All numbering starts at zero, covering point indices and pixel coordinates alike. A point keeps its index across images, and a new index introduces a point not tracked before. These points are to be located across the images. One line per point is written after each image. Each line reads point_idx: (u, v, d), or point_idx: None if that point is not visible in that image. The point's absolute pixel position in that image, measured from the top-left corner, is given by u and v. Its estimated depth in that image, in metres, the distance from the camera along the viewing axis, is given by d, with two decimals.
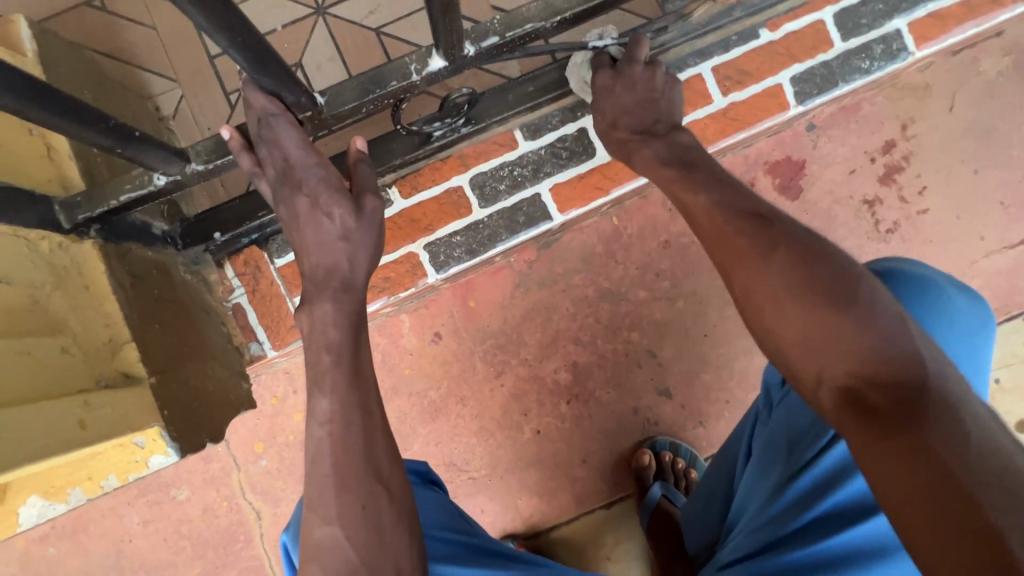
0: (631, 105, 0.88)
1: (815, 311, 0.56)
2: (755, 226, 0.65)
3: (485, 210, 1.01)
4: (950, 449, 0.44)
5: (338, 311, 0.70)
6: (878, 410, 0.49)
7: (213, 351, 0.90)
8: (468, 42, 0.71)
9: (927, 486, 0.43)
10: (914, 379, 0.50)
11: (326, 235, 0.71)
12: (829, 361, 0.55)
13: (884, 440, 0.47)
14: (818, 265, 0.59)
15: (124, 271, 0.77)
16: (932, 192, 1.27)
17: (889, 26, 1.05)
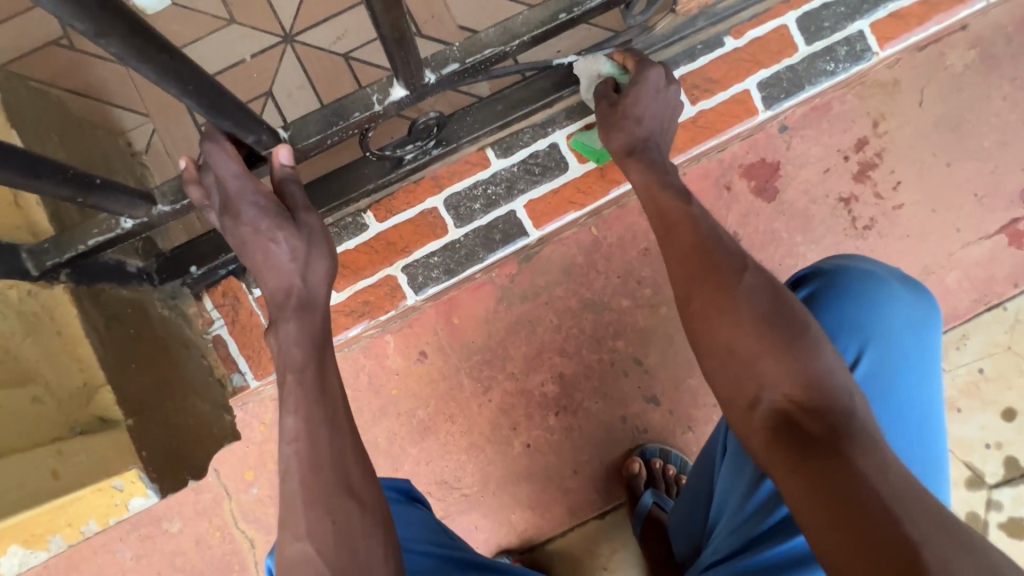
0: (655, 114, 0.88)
1: (768, 339, 0.65)
2: (722, 252, 0.73)
3: (460, 229, 1.02)
4: (880, 480, 0.53)
5: (304, 331, 0.70)
6: (810, 435, 0.58)
7: (193, 384, 0.90)
8: (428, 69, 0.72)
9: (844, 506, 0.51)
10: (839, 412, 0.60)
11: (274, 260, 0.69)
12: (770, 386, 0.63)
13: (815, 461, 0.56)
14: (778, 300, 0.68)
15: (97, 313, 0.77)
16: (907, 186, 1.28)
17: (852, 28, 1.06)
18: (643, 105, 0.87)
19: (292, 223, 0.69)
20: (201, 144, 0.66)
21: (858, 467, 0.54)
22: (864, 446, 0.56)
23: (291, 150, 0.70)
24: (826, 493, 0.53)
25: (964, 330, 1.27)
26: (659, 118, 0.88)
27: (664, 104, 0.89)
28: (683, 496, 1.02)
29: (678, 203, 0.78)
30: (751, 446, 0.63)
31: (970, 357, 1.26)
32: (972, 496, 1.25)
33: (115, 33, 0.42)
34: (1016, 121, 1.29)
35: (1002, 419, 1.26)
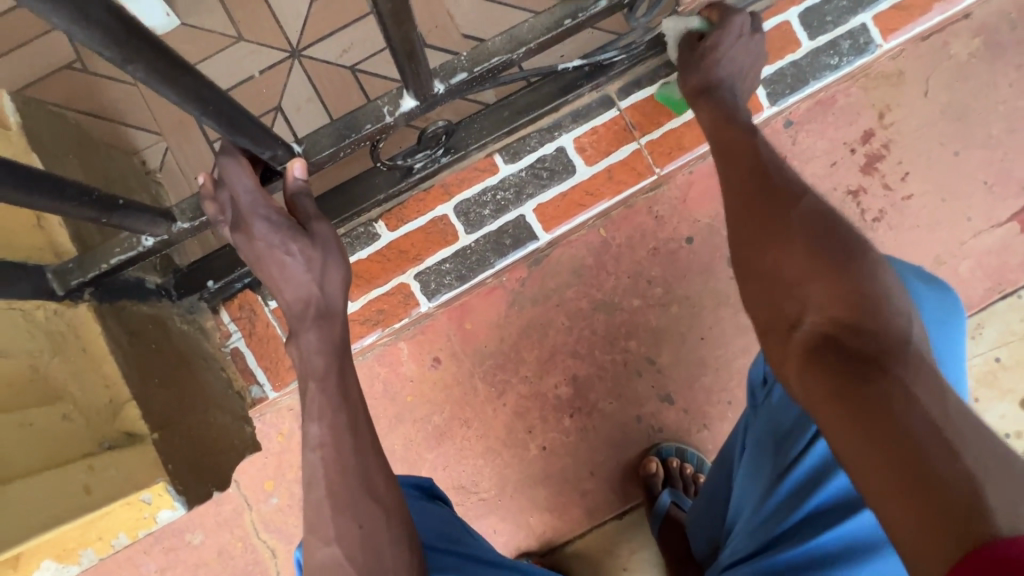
0: (739, 63, 0.87)
1: (820, 261, 0.61)
2: (774, 188, 0.71)
3: (471, 235, 1.03)
4: (928, 399, 0.46)
5: (323, 339, 0.71)
6: (850, 349, 0.53)
7: (212, 397, 0.91)
8: (437, 80, 0.73)
9: (872, 419, 0.47)
10: (893, 331, 0.54)
11: (288, 272, 0.70)
12: (814, 308, 0.60)
13: (850, 373, 0.51)
14: (833, 225, 0.64)
15: (120, 330, 0.78)
16: (915, 177, 1.28)
17: (854, 22, 1.06)
18: (725, 47, 0.86)
19: (305, 234, 0.70)
20: (217, 159, 0.67)
21: (902, 384, 0.48)
22: (913, 365, 0.50)
23: (304, 164, 0.71)
24: (854, 406, 0.49)
25: (979, 320, 1.26)
26: (740, 66, 0.87)
27: (751, 54, 0.88)
28: (702, 495, 1.01)
29: (745, 135, 0.80)
30: (788, 368, 0.60)
31: (987, 346, 1.25)
32: None
33: (136, 59, 0.43)
34: None
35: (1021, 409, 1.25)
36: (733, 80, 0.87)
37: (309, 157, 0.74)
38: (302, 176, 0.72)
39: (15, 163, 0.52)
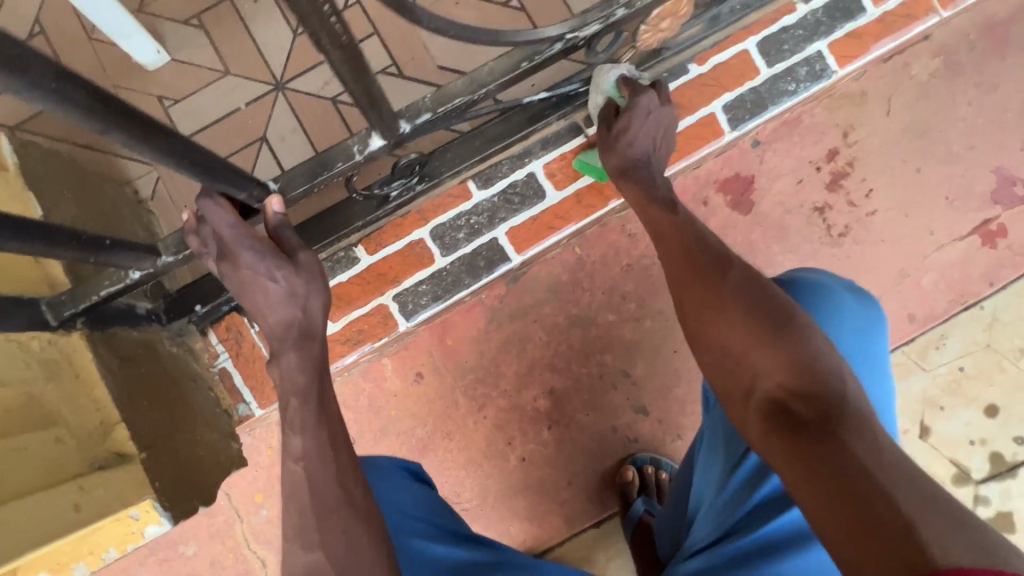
0: (654, 136, 0.96)
1: (760, 330, 0.70)
2: (714, 260, 0.81)
3: (446, 258, 1.08)
4: (863, 454, 0.57)
5: (303, 359, 0.76)
6: (801, 419, 0.63)
7: (201, 416, 0.97)
8: (403, 120, 0.78)
9: (829, 482, 0.56)
10: (830, 396, 0.64)
11: (271, 297, 0.74)
12: (762, 377, 0.69)
13: (807, 442, 0.60)
14: (763, 293, 0.74)
15: (111, 356, 0.84)
16: (879, 193, 1.33)
17: (810, 49, 1.11)
18: (641, 125, 0.94)
19: (290, 262, 0.74)
20: (197, 200, 0.70)
21: (847, 448, 0.58)
22: (852, 428, 0.61)
23: (281, 200, 0.75)
24: (812, 474, 0.58)
25: (943, 330, 1.31)
26: (653, 139, 0.96)
27: (663, 127, 0.97)
28: (670, 499, 1.06)
29: (667, 215, 0.89)
30: (750, 433, 0.69)
31: (950, 355, 1.30)
32: (960, 491, 1.28)
33: (113, 126, 0.49)
34: (983, 125, 1.33)
35: (985, 416, 1.29)
36: (651, 156, 0.97)
37: (286, 194, 0.79)
38: (281, 211, 0.76)
39: (9, 214, 0.57)
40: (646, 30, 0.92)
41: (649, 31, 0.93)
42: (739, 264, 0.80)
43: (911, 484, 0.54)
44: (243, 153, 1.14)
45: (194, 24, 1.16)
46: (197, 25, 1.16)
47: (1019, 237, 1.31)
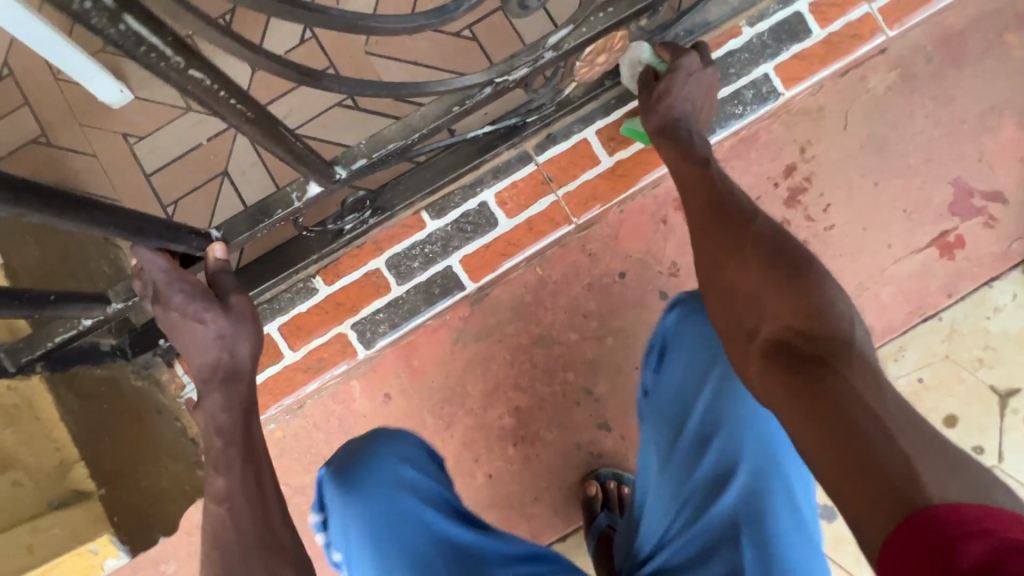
0: (698, 98, 0.98)
1: (777, 276, 0.72)
2: (733, 213, 0.84)
3: (401, 287, 1.13)
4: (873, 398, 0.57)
5: (228, 400, 0.76)
6: (803, 355, 0.63)
7: (165, 449, 0.97)
8: (339, 166, 0.81)
9: (831, 418, 0.56)
10: (837, 334, 0.64)
11: (199, 338, 0.75)
12: (773, 318, 0.70)
13: (807, 375, 0.61)
14: (781, 242, 0.76)
15: (71, 396, 0.92)
16: (837, 208, 1.34)
17: (759, 73, 1.20)
18: (677, 88, 0.96)
19: (219, 305, 0.75)
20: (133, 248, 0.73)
21: (851, 384, 0.58)
22: (855, 365, 0.61)
23: (223, 247, 0.80)
24: (811, 409, 0.58)
25: (902, 342, 1.32)
26: (693, 101, 0.97)
27: (703, 91, 0.98)
28: None
29: (699, 168, 0.90)
30: (751, 371, 0.70)
31: (910, 367, 1.32)
32: None
33: (32, 207, 0.52)
34: (939, 138, 1.34)
35: (944, 426, 1.31)
36: (691, 116, 0.97)
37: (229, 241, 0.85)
38: (223, 256, 0.80)
39: None
40: (582, 64, 0.95)
41: (586, 64, 0.96)
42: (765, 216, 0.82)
43: (918, 433, 0.54)
44: (205, 188, 1.17)
45: None
46: None
47: (977, 248, 1.32)
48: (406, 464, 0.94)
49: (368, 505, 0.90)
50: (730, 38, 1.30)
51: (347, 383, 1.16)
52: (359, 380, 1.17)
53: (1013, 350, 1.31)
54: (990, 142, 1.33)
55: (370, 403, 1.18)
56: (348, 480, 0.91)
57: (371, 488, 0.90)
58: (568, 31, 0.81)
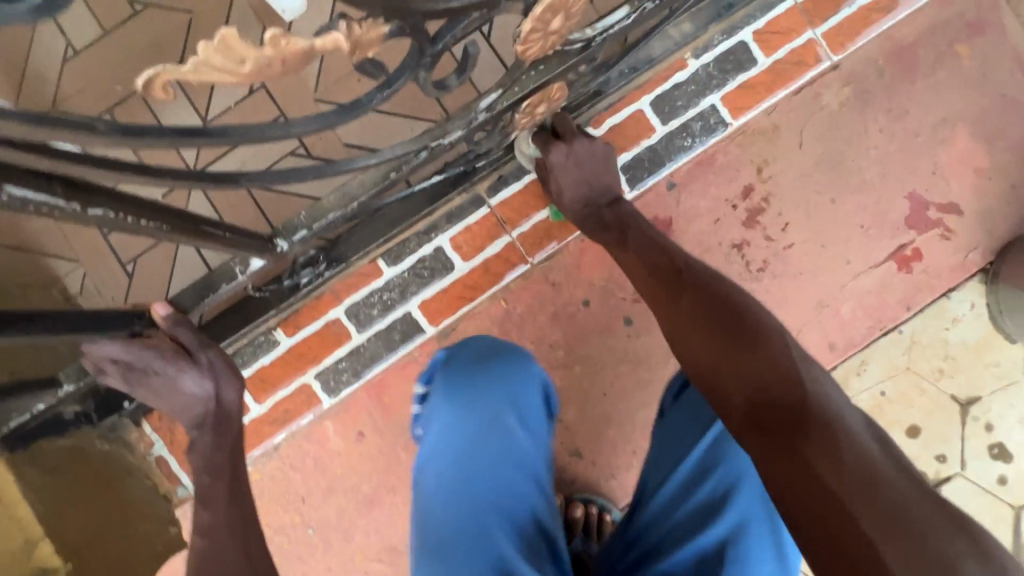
0: (585, 175, 1.02)
1: (723, 344, 0.74)
2: (671, 280, 0.87)
3: (362, 334, 1.15)
4: (833, 470, 0.56)
5: (219, 441, 0.80)
6: (774, 429, 0.63)
7: (136, 508, 1.03)
8: (280, 238, 0.89)
9: (809, 501, 0.56)
10: (796, 399, 0.64)
11: (183, 391, 0.81)
12: (737, 385, 0.69)
13: (782, 453, 0.60)
14: (723, 311, 0.78)
15: (33, 471, 0.91)
16: (795, 227, 1.35)
17: (705, 103, 1.31)
18: (560, 180, 1.01)
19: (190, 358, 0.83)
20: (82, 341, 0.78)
21: (812, 462, 0.57)
22: (825, 436, 0.59)
23: (163, 303, 0.88)
24: (794, 493, 0.57)
25: (864, 357, 1.34)
26: (587, 178, 1.02)
27: (589, 163, 1.02)
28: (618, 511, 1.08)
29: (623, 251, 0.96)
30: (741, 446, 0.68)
31: (873, 381, 1.34)
32: None
33: None
34: (894, 152, 1.35)
35: (908, 436, 1.33)
36: (590, 174, 1.02)
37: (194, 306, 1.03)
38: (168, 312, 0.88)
39: None
40: (523, 117, 0.93)
41: (525, 116, 0.94)
42: (704, 277, 0.86)
43: (886, 506, 0.54)
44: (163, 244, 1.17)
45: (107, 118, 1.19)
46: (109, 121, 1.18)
47: (935, 259, 1.34)
48: (513, 401, 0.96)
49: (464, 412, 0.94)
50: (675, 71, 1.30)
51: (320, 425, 1.17)
52: (331, 421, 1.17)
53: (972, 359, 1.33)
54: (944, 153, 1.34)
55: (344, 442, 1.18)
56: (469, 379, 0.97)
57: (479, 402, 0.95)
58: (497, 95, 0.81)
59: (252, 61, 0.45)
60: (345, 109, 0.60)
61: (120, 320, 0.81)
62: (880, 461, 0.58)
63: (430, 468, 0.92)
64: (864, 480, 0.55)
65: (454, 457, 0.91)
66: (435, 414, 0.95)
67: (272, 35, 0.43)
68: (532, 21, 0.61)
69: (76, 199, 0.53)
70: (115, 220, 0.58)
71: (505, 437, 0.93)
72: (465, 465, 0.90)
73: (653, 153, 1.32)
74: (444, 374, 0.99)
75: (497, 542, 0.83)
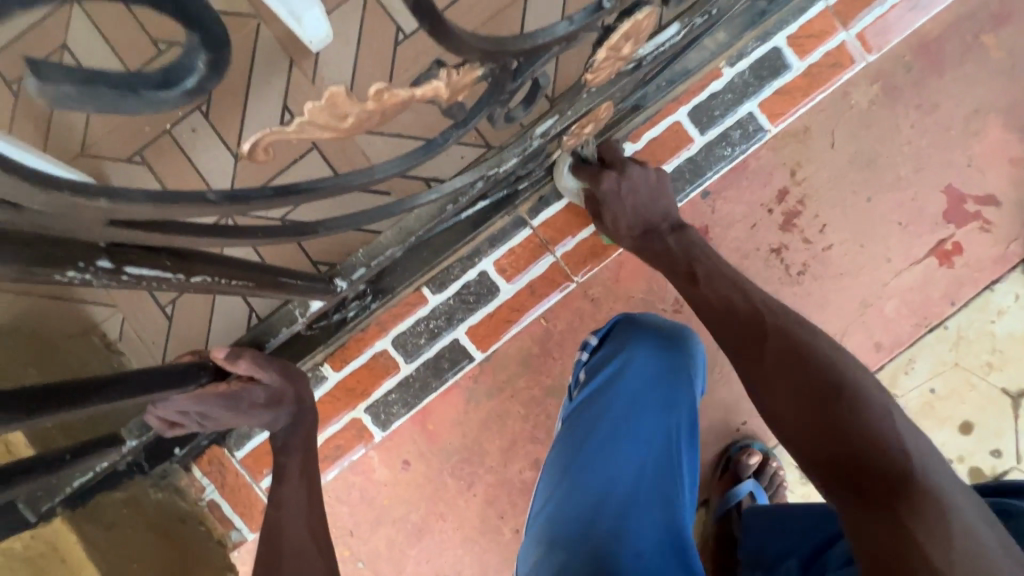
0: (643, 201, 0.99)
1: (810, 398, 0.68)
2: (752, 317, 0.80)
3: (411, 364, 1.13)
4: (935, 548, 0.52)
5: (296, 428, 0.91)
6: (869, 492, 0.58)
7: (197, 553, 1.01)
8: (340, 278, 0.99)
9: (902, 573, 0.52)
10: (898, 466, 0.59)
11: (255, 409, 0.85)
12: (826, 438, 0.64)
13: (880, 518, 0.56)
14: (806, 355, 0.72)
15: (96, 527, 0.88)
16: (832, 227, 1.34)
17: (742, 112, 1.30)
18: (616, 206, 0.99)
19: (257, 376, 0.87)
20: (151, 407, 0.79)
21: (916, 538, 0.53)
22: (932, 512, 0.54)
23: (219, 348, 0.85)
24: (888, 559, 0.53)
25: (910, 355, 1.33)
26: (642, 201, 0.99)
27: (644, 186, 0.99)
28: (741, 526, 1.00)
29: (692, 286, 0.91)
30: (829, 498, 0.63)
31: (921, 379, 1.32)
32: None
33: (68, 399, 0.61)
34: (928, 147, 1.34)
35: (959, 433, 1.31)
36: (648, 201, 0.99)
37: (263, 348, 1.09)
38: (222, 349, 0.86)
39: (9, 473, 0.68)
40: (569, 138, 0.91)
41: (571, 137, 0.92)
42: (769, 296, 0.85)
43: None
44: None
45: (137, 160, 1.17)
46: (140, 162, 1.17)
47: (976, 253, 1.32)
48: (679, 366, 0.94)
49: (649, 365, 0.94)
50: (710, 81, 1.29)
51: (367, 457, 1.15)
52: (377, 452, 1.15)
53: (1020, 352, 1.31)
54: (978, 145, 1.33)
55: (391, 472, 1.16)
56: (657, 341, 0.96)
57: (663, 360, 0.94)
58: (552, 121, 0.82)
59: (353, 116, 0.43)
60: (422, 148, 0.60)
61: (189, 372, 0.80)
62: (998, 553, 0.51)
63: (601, 406, 0.92)
64: (971, 559, 0.50)
65: (611, 397, 0.92)
66: (620, 357, 0.95)
67: (376, 89, 0.41)
68: (605, 50, 0.61)
69: (181, 269, 0.59)
70: (214, 283, 0.65)
71: (675, 397, 0.91)
72: (622, 410, 0.90)
73: (693, 164, 1.31)
74: (632, 326, 0.99)
75: (653, 469, 0.85)
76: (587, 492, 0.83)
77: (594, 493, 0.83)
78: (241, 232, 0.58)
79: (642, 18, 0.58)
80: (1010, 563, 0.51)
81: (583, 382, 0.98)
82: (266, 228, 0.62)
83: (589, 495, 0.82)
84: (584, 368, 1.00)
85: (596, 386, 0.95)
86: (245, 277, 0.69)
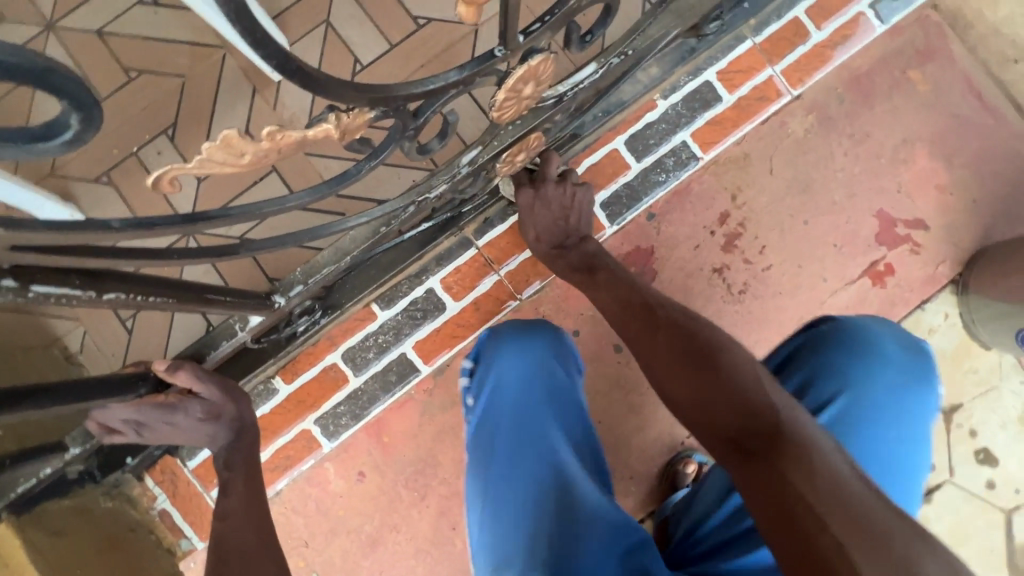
0: (549, 224, 1.06)
1: (688, 377, 0.72)
2: (645, 314, 0.85)
3: (359, 377, 1.19)
4: (802, 480, 0.57)
5: (238, 441, 0.94)
6: (751, 451, 0.62)
7: (144, 561, 1.04)
8: (280, 294, 1.01)
9: (780, 510, 0.56)
10: (766, 426, 0.63)
11: (186, 426, 0.89)
12: (722, 408, 0.67)
13: (758, 466, 0.60)
14: (690, 335, 0.77)
15: (42, 533, 0.91)
16: (771, 249, 1.41)
17: (676, 140, 1.38)
18: (532, 225, 1.07)
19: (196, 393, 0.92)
20: (91, 410, 0.83)
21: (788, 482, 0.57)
22: (792, 459, 0.59)
23: (162, 362, 0.90)
24: (766, 498, 0.58)
25: None
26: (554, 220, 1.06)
27: (556, 206, 1.06)
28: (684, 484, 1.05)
29: (608, 293, 0.93)
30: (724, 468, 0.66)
31: None
32: None
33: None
34: (859, 173, 1.41)
35: None
36: (568, 218, 1.07)
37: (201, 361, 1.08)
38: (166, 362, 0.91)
39: None
40: (503, 165, 0.98)
41: (506, 164, 0.98)
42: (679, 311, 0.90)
43: (848, 508, 0.54)
44: None
45: (103, 181, 1.23)
46: (106, 182, 1.22)
47: (906, 273, 1.39)
48: (544, 355, 1.00)
49: (517, 367, 0.98)
50: (646, 112, 1.38)
51: (320, 468, 1.19)
52: (332, 463, 1.19)
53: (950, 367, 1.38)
54: (906, 173, 1.41)
55: (345, 482, 1.20)
56: (519, 339, 1.01)
57: (531, 355, 1.00)
58: (478, 151, 0.87)
59: (251, 154, 0.49)
60: (336, 179, 0.66)
61: (128, 382, 0.86)
62: (850, 479, 0.57)
63: (494, 424, 0.95)
64: (827, 481, 0.56)
65: (500, 410, 0.95)
66: (492, 373, 0.99)
67: (269, 131, 0.47)
68: (505, 91, 0.67)
69: (92, 286, 0.64)
70: (130, 299, 0.70)
71: (553, 386, 0.98)
72: (517, 418, 0.94)
73: (630, 189, 1.38)
74: (496, 339, 1.02)
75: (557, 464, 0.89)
76: (511, 512, 0.86)
77: (517, 510, 0.86)
78: (159, 254, 0.64)
79: (536, 64, 0.64)
80: (856, 482, 0.57)
81: (472, 406, 1.01)
82: (184, 251, 0.67)
83: (517, 516, 0.85)
84: (469, 394, 1.02)
85: (481, 409, 0.98)
86: (166, 291, 0.75)
